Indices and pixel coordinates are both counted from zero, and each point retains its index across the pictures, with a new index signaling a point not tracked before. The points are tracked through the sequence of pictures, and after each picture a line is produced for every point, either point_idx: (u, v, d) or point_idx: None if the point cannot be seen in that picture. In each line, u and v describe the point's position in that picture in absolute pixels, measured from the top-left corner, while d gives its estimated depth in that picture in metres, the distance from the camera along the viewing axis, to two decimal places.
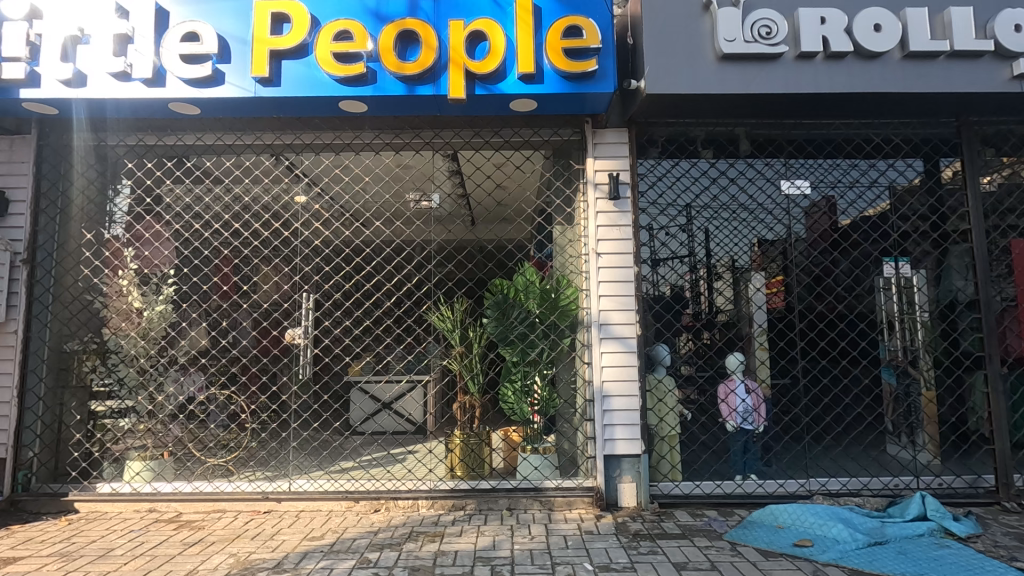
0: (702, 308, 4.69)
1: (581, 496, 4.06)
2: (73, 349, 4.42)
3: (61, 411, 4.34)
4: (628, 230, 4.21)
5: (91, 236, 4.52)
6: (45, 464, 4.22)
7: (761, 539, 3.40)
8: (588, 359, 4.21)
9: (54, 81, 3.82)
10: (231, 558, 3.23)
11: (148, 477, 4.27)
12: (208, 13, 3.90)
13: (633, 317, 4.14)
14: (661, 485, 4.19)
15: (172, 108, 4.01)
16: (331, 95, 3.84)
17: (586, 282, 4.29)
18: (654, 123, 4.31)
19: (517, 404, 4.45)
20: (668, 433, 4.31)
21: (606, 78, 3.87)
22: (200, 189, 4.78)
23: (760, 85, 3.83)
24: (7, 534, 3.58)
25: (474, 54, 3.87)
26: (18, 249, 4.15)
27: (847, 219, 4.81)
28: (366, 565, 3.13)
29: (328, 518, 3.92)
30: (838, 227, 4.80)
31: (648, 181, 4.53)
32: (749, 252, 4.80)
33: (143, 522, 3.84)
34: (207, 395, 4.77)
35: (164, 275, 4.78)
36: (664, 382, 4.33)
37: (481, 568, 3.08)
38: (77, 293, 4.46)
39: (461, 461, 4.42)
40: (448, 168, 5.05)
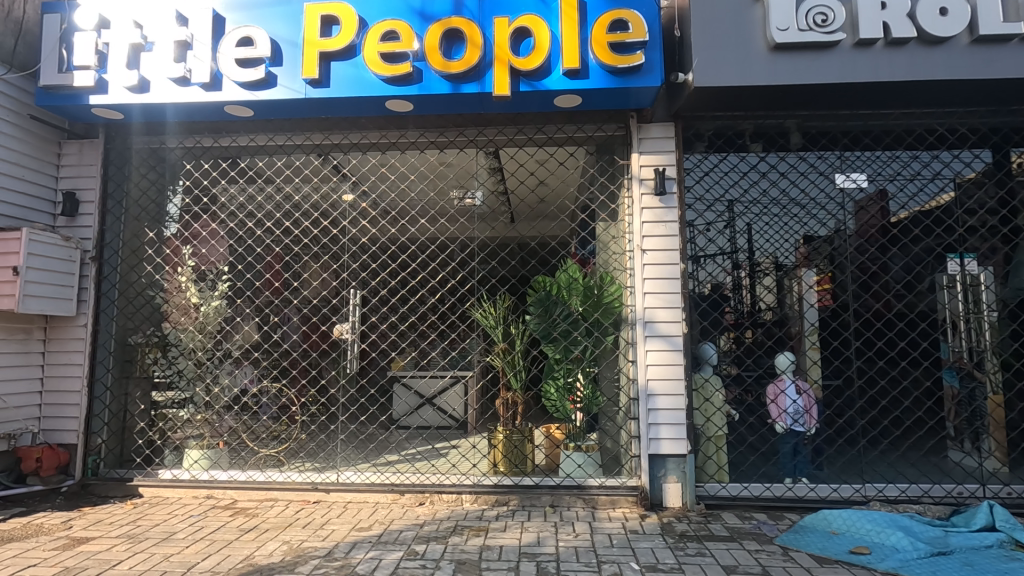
0: (743, 305, 4.60)
1: (625, 495, 4.02)
2: (137, 342, 4.67)
3: (126, 400, 4.57)
4: (674, 226, 4.15)
5: (153, 235, 4.76)
6: (111, 450, 4.46)
7: (814, 545, 3.29)
8: (633, 357, 4.16)
9: (120, 88, 4.02)
10: (285, 545, 3.34)
11: (205, 465, 4.45)
12: (261, 18, 4.02)
13: (679, 315, 4.07)
14: (707, 486, 4.10)
15: (227, 111, 4.16)
16: (378, 96, 3.91)
17: (631, 279, 4.24)
18: (701, 117, 4.21)
19: (559, 401, 4.45)
20: (715, 433, 4.22)
21: (653, 72, 3.80)
22: (253, 189, 4.94)
23: (816, 75, 3.69)
24: (79, 515, 3.81)
25: (519, 50, 3.87)
26: (87, 247, 4.40)
27: (903, 213, 4.59)
28: (413, 557, 3.19)
29: (375, 510, 4.01)
30: (892, 222, 4.63)
31: (694, 177, 4.46)
32: (794, 250, 4.68)
33: (201, 508, 4.02)
34: (260, 388, 4.97)
35: (219, 272, 4.92)
36: (711, 382, 4.24)
37: (527, 564, 3.09)
38: (140, 289, 4.70)
39: (504, 457, 4.45)
40: (490, 165, 5.06)
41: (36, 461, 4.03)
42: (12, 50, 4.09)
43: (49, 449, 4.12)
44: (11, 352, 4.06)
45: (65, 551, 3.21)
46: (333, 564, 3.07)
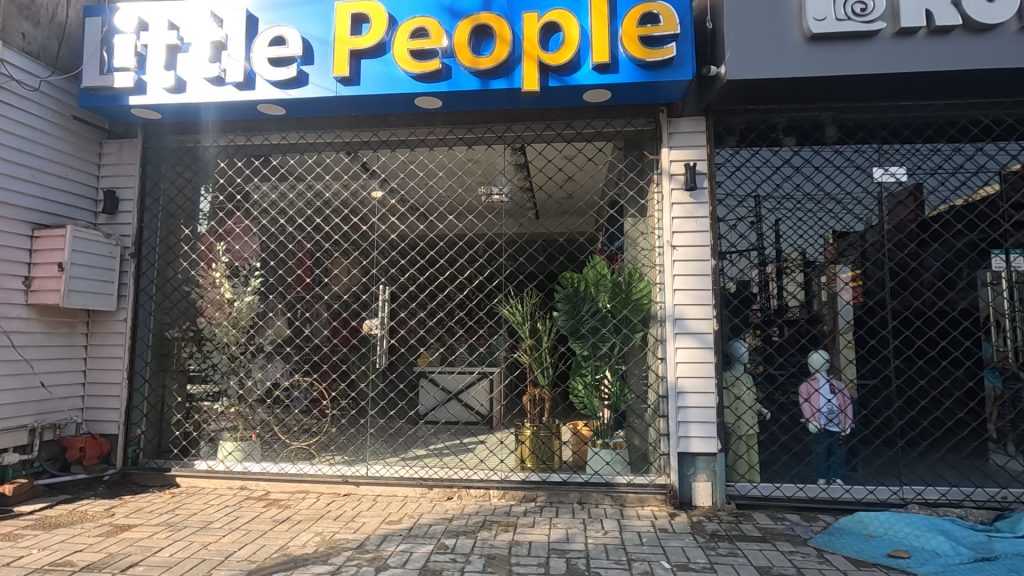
0: (769, 304, 4.49)
1: (654, 493, 3.99)
2: (173, 336, 4.80)
3: (163, 392, 4.71)
4: (705, 222, 4.09)
5: (188, 232, 4.88)
6: (150, 441, 4.59)
7: (850, 547, 3.22)
8: (662, 355, 4.12)
9: (158, 89, 4.12)
10: (317, 536, 3.41)
11: (239, 457, 4.55)
12: (293, 18, 4.08)
13: (710, 312, 4.02)
14: (738, 485, 4.03)
15: (260, 110, 4.23)
16: (408, 92, 3.93)
17: (660, 275, 4.19)
18: (733, 111, 4.13)
19: (588, 398, 4.45)
20: (745, 432, 4.15)
21: (684, 65, 3.75)
22: (285, 187, 5.09)
23: (854, 65, 3.58)
24: (121, 504, 3.94)
25: (548, 46, 3.85)
26: (127, 244, 4.53)
27: (932, 211, 4.45)
28: (443, 550, 3.21)
29: (404, 503, 4.06)
30: (922, 218, 4.46)
31: (725, 172, 4.36)
32: (822, 246, 4.57)
33: (236, 498, 4.12)
34: (292, 382, 5.03)
35: (252, 268, 5.00)
36: (743, 380, 4.18)
37: (556, 560, 3.09)
38: (176, 285, 4.82)
39: (532, 453, 4.45)
40: (516, 161, 5.07)
41: (79, 450, 4.21)
42: (55, 53, 4.25)
43: (92, 439, 4.28)
44: (56, 345, 4.22)
45: (109, 537, 3.33)
46: (365, 556, 3.12)
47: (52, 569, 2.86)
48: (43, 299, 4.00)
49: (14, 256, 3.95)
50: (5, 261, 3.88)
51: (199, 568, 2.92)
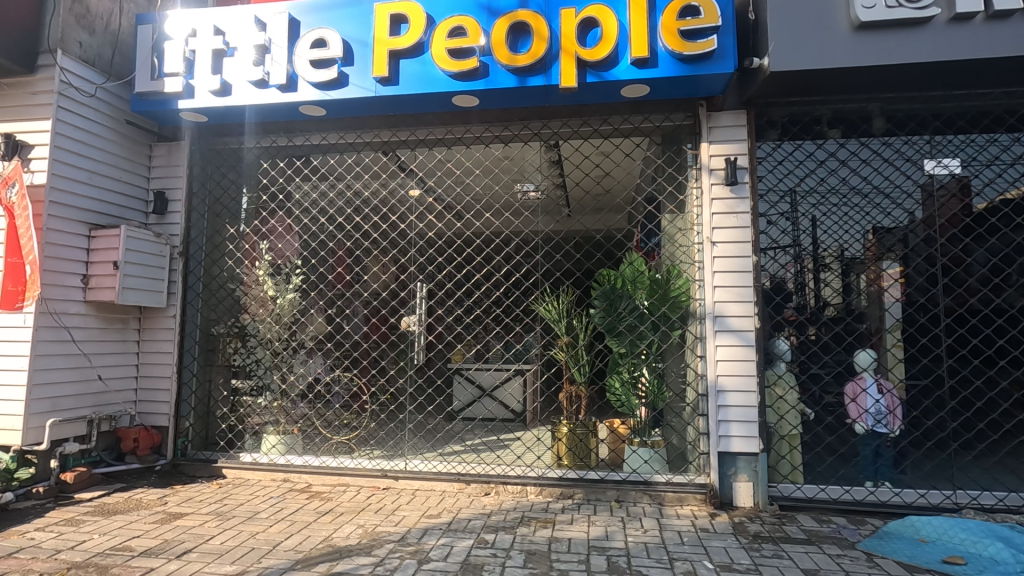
0: (807, 301, 4.35)
1: (693, 493, 3.94)
2: (219, 332, 4.92)
3: (210, 386, 4.85)
4: (746, 217, 4.01)
5: (233, 230, 4.98)
6: (198, 433, 4.76)
7: (901, 552, 3.12)
8: (701, 352, 4.06)
9: (205, 92, 4.25)
10: (360, 528, 3.48)
11: (282, 450, 4.67)
12: (333, 20, 4.16)
13: (751, 309, 3.94)
14: (781, 486, 3.96)
15: (302, 111, 4.32)
16: (446, 91, 3.96)
17: (699, 272, 4.13)
18: (775, 104, 4.03)
19: (625, 396, 4.41)
20: (789, 432, 4.06)
21: (725, 58, 3.68)
22: (324, 186, 5.23)
23: (905, 54, 3.45)
24: (173, 493, 4.09)
25: (586, 41, 3.83)
26: (175, 243, 4.70)
27: (983, 202, 4.27)
28: (484, 545, 3.25)
29: (442, 498, 4.11)
30: (971, 211, 4.29)
31: (766, 166, 4.28)
32: (861, 240, 4.39)
33: (281, 490, 4.24)
34: (332, 377, 5.18)
35: (293, 266, 5.13)
36: (785, 378, 4.08)
37: (597, 557, 3.09)
38: (222, 282, 4.96)
39: (568, 450, 4.45)
40: (550, 158, 5.09)
41: (133, 442, 4.40)
42: (109, 61, 4.43)
43: (145, 431, 4.46)
44: (111, 340, 4.40)
45: (164, 525, 3.46)
46: (407, 549, 3.17)
47: (112, 553, 3.00)
48: (99, 296, 4.19)
49: (73, 255, 4.14)
50: (65, 260, 4.07)
51: (248, 557, 3.02)
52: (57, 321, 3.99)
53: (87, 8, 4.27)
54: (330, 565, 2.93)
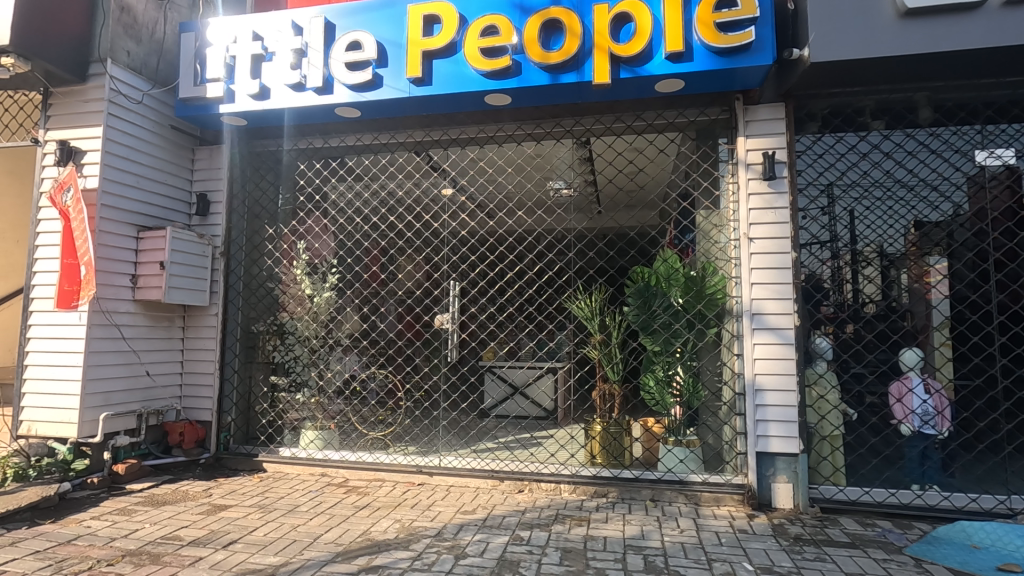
0: (846, 299, 4.17)
1: (730, 493, 3.87)
2: (259, 330, 5.06)
3: (250, 382, 4.99)
4: (785, 213, 3.92)
5: (272, 231, 5.11)
6: (239, 428, 4.90)
7: (952, 558, 3.01)
8: (738, 351, 3.99)
9: (244, 96, 4.37)
10: (397, 523, 3.54)
11: (320, 445, 4.74)
12: (368, 22, 4.22)
13: (790, 306, 3.85)
14: (822, 488, 3.85)
15: (337, 113, 4.40)
16: (478, 90, 3.98)
17: (736, 269, 4.05)
18: (815, 95, 3.93)
19: (659, 394, 4.35)
20: (830, 432, 3.95)
21: (763, 50, 3.60)
22: (360, 186, 5.36)
23: (955, 41, 3.32)
24: (217, 485, 4.23)
25: (619, 37, 3.80)
26: (217, 243, 4.84)
27: None
28: (519, 542, 3.26)
29: (477, 494, 4.14)
30: None
31: (806, 160, 4.16)
32: (905, 236, 4.23)
33: (319, 484, 4.34)
34: (368, 373, 5.24)
35: (329, 265, 5.16)
36: (827, 378, 3.98)
37: (633, 556, 3.07)
38: (261, 281, 5.10)
39: (602, 448, 4.43)
40: (580, 156, 5.11)
41: (179, 435, 4.54)
42: (155, 68, 4.60)
43: (190, 425, 4.60)
44: (158, 338, 4.58)
45: (210, 516, 3.58)
46: (444, 544, 3.21)
47: (163, 542, 3.12)
48: (147, 295, 4.35)
49: (123, 256, 4.31)
50: (116, 260, 4.24)
51: (291, 548, 3.10)
52: (109, 319, 4.17)
53: (134, 18, 4.45)
54: (369, 559, 2.99)
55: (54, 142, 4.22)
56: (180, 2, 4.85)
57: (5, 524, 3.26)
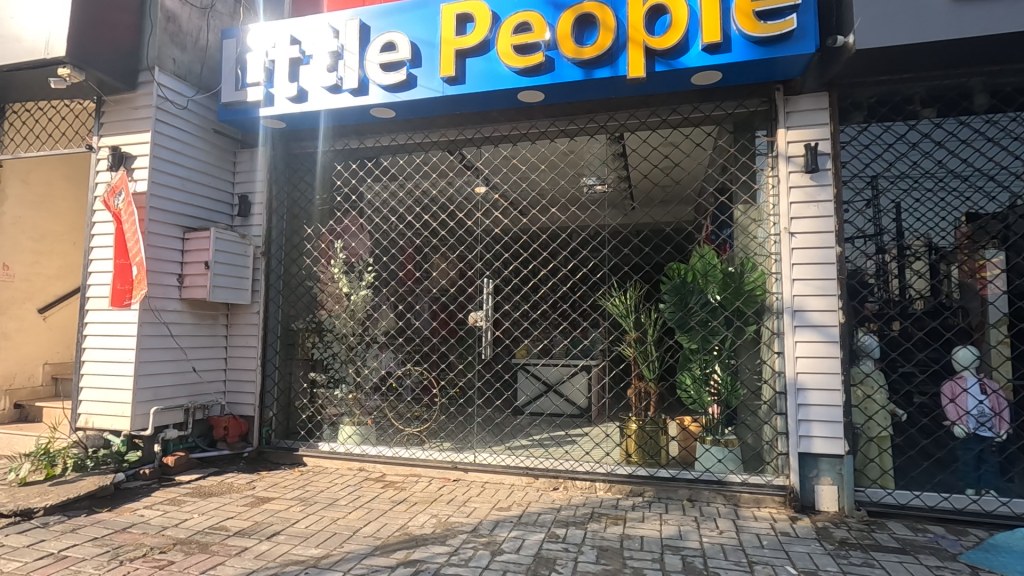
0: (890, 297, 4.00)
1: (771, 495, 3.77)
2: (298, 327, 5.18)
3: (290, 378, 5.13)
4: (828, 206, 3.79)
5: (311, 231, 5.22)
6: (280, 423, 5.03)
7: (1012, 567, 2.87)
8: (779, 349, 3.89)
9: (283, 99, 4.47)
10: (434, 518, 3.58)
11: (357, 441, 4.87)
12: (402, 23, 4.26)
13: (835, 303, 3.73)
14: (869, 491, 3.71)
15: (373, 114, 4.47)
16: (511, 88, 3.98)
17: (776, 264, 3.94)
18: (860, 84, 3.78)
19: (696, 392, 4.25)
20: (878, 434, 3.81)
21: (806, 38, 3.48)
22: (395, 186, 5.42)
23: (1014, 22, 3.15)
24: (260, 478, 4.37)
25: (654, 30, 3.74)
26: (258, 243, 4.99)
27: None
28: (555, 539, 3.25)
29: (511, 491, 4.15)
30: None
31: (850, 151, 4.02)
32: (956, 229, 4.07)
33: (357, 479, 4.42)
34: (404, 371, 5.32)
35: (366, 263, 5.24)
36: (873, 377, 3.86)
37: (671, 556, 3.02)
38: (300, 280, 5.21)
39: (637, 447, 4.38)
40: (614, 152, 5.07)
41: (224, 429, 4.72)
42: (199, 75, 4.77)
43: (234, 420, 4.77)
44: (203, 334, 4.75)
45: (253, 508, 3.70)
46: (480, 540, 3.23)
47: (211, 532, 3.23)
48: (193, 294, 4.51)
49: (170, 255, 4.48)
50: (164, 260, 4.42)
51: (331, 541, 3.17)
52: (158, 317, 4.34)
53: (180, 26, 4.61)
54: (408, 552, 3.03)
55: (106, 147, 4.41)
56: (222, 9, 5.00)
57: (66, 511, 3.43)
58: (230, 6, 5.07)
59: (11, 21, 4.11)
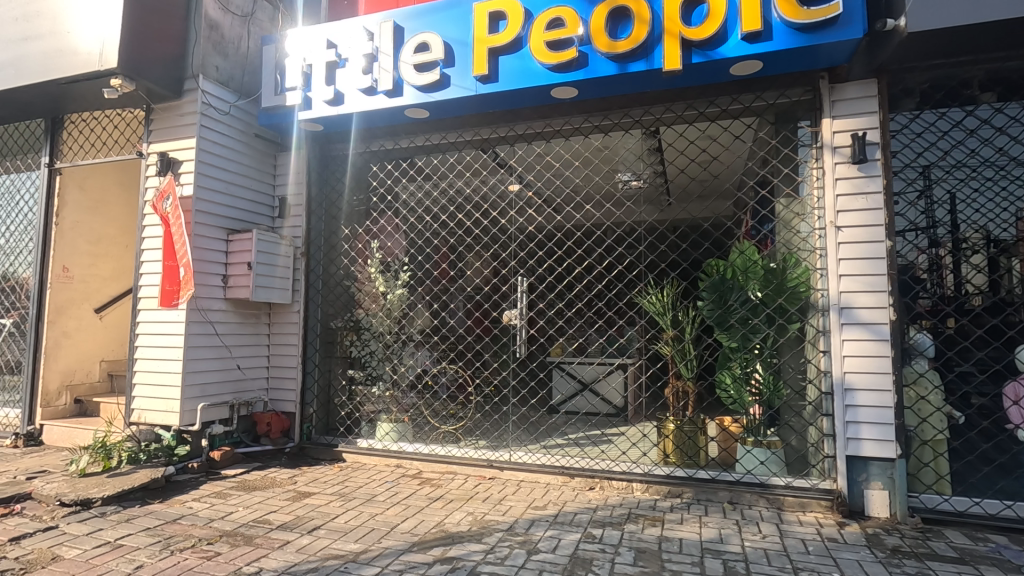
0: (945, 292, 3.81)
1: (817, 499, 3.64)
2: (337, 326, 5.28)
3: (330, 376, 5.23)
4: (877, 198, 3.62)
5: (347, 231, 5.28)
6: (320, 419, 5.14)
7: None
8: (824, 347, 3.72)
9: (320, 103, 4.57)
10: (470, 516, 3.59)
11: (395, 437, 4.93)
12: (435, 23, 4.28)
13: (885, 300, 3.56)
14: (923, 497, 3.53)
15: (407, 115, 4.51)
16: (544, 84, 3.95)
17: (821, 260, 3.79)
18: (912, 69, 3.60)
19: (736, 392, 4.18)
20: (933, 437, 3.63)
21: (853, 23, 3.33)
22: (429, 186, 5.48)
23: None
24: (301, 473, 4.48)
25: (691, 20, 3.64)
26: (297, 244, 5.11)
27: None
28: (592, 539, 3.22)
29: (547, 490, 4.14)
30: None
31: (901, 140, 3.83)
32: (1016, 223, 3.77)
33: (395, 475, 4.49)
34: (439, 368, 5.34)
35: (401, 263, 5.33)
36: (928, 377, 3.68)
37: (712, 560, 2.95)
38: (338, 280, 5.29)
39: (675, 447, 4.29)
40: (649, 147, 4.99)
41: (266, 425, 4.88)
42: (240, 81, 4.92)
43: (276, 416, 4.93)
44: (247, 333, 4.91)
45: (295, 502, 3.79)
46: (516, 539, 3.22)
47: (254, 525, 3.33)
48: (237, 294, 4.67)
49: (215, 257, 4.64)
50: (209, 261, 4.57)
51: (370, 537, 3.22)
52: (204, 317, 4.50)
53: (222, 35, 4.76)
54: (444, 550, 3.05)
55: (155, 154, 4.60)
56: (262, 17, 5.14)
57: (122, 502, 3.60)
58: (270, 13, 5.21)
59: (67, 36, 4.33)
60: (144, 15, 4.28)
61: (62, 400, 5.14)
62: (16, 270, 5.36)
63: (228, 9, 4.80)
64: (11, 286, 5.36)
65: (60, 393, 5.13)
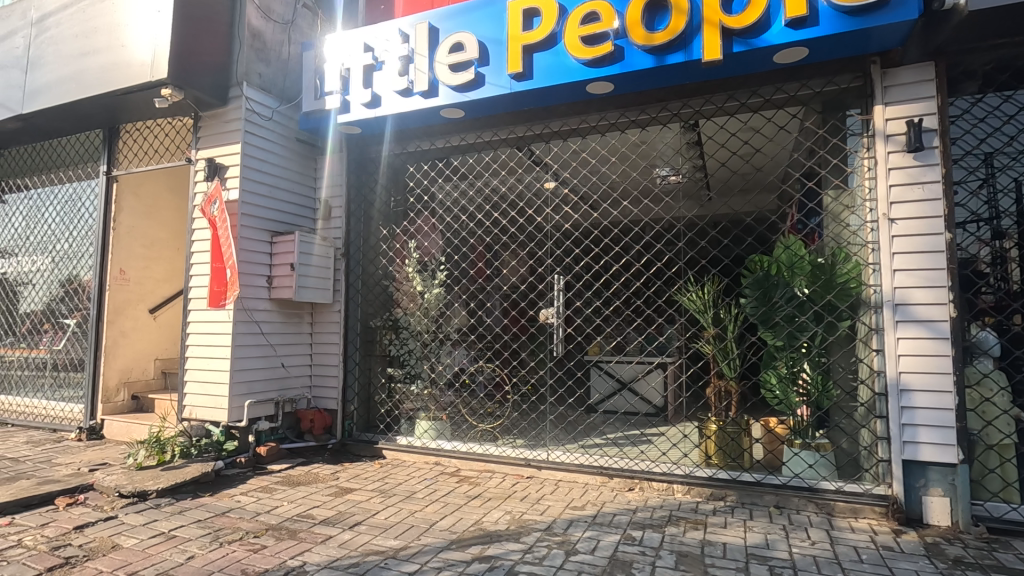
0: (1011, 287, 3.56)
1: (870, 504, 3.47)
2: (376, 325, 5.37)
3: (370, 374, 5.33)
4: (935, 188, 3.42)
5: (386, 232, 5.41)
6: (361, 416, 5.24)
7: None
8: (878, 346, 3.55)
9: (358, 105, 4.65)
10: (508, 515, 3.59)
11: (433, 435, 4.97)
12: (469, 22, 4.29)
13: (944, 296, 3.36)
14: (988, 505, 3.33)
15: (443, 115, 4.54)
16: (580, 80, 3.90)
17: (872, 254, 3.63)
18: (973, 50, 3.39)
19: (782, 392, 4.03)
20: (999, 442, 3.43)
21: (907, 3, 3.15)
22: (465, 185, 5.44)
23: None
24: (343, 469, 4.58)
25: (732, 8, 3.53)
26: (338, 245, 5.22)
27: None
28: (631, 541, 3.17)
29: (585, 490, 4.09)
30: None
31: (962, 126, 3.64)
32: None
33: (434, 472, 4.53)
34: (476, 368, 5.31)
35: (438, 263, 5.30)
36: (992, 378, 3.48)
37: (758, 566, 2.85)
38: (378, 279, 5.40)
39: (718, 449, 4.18)
40: (688, 141, 4.89)
41: (310, 422, 5.01)
42: (282, 87, 5.06)
43: (319, 413, 5.05)
44: (290, 332, 5.05)
45: (337, 497, 3.88)
46: (554, 539, 3.20)
47: (298, 519, 3.42)
48: (281, 294, 4.80)
49: (260, 259, 4.78)
50: (254, 263, 4.70)
51: (409, 533, 3.25)
52: (250, 316, 4.65)
53: (264, 42, 4.91)
54: (482, 548, 3.06)
55: (203, 160, 4.77)
56: (302, 23, 5.27)
57: (175, 494, 3.76)
58: (309, 19, 5.34)
59: (122, 49, 4.54)
60: (191, 26, 4.45)
61: (120, 397, 5.42)
62: (78, 273, 5.68)
63: (269, 17, 4.94)
64: (74, 289, 5.68)
65: (118, 390, 5.40)
